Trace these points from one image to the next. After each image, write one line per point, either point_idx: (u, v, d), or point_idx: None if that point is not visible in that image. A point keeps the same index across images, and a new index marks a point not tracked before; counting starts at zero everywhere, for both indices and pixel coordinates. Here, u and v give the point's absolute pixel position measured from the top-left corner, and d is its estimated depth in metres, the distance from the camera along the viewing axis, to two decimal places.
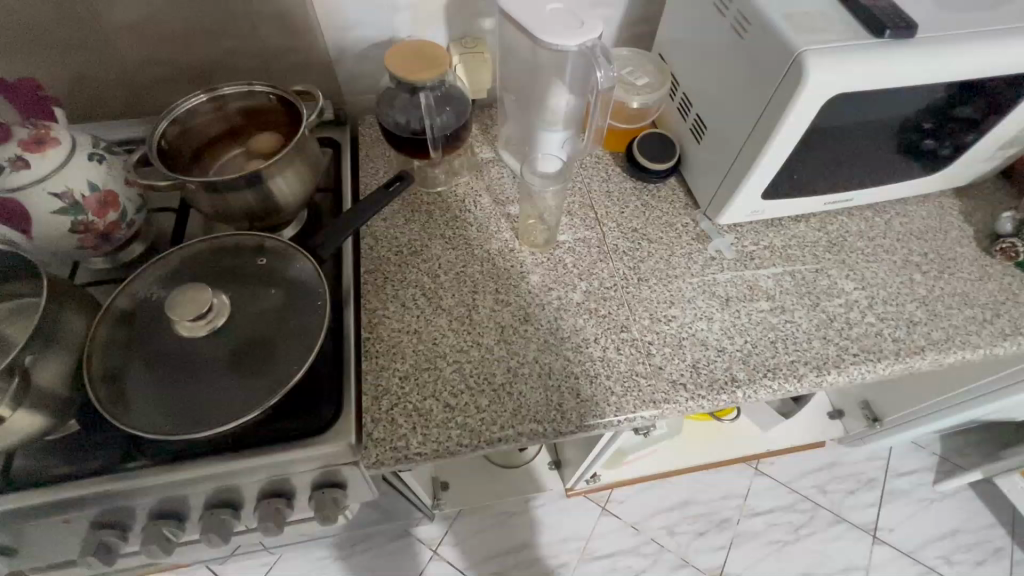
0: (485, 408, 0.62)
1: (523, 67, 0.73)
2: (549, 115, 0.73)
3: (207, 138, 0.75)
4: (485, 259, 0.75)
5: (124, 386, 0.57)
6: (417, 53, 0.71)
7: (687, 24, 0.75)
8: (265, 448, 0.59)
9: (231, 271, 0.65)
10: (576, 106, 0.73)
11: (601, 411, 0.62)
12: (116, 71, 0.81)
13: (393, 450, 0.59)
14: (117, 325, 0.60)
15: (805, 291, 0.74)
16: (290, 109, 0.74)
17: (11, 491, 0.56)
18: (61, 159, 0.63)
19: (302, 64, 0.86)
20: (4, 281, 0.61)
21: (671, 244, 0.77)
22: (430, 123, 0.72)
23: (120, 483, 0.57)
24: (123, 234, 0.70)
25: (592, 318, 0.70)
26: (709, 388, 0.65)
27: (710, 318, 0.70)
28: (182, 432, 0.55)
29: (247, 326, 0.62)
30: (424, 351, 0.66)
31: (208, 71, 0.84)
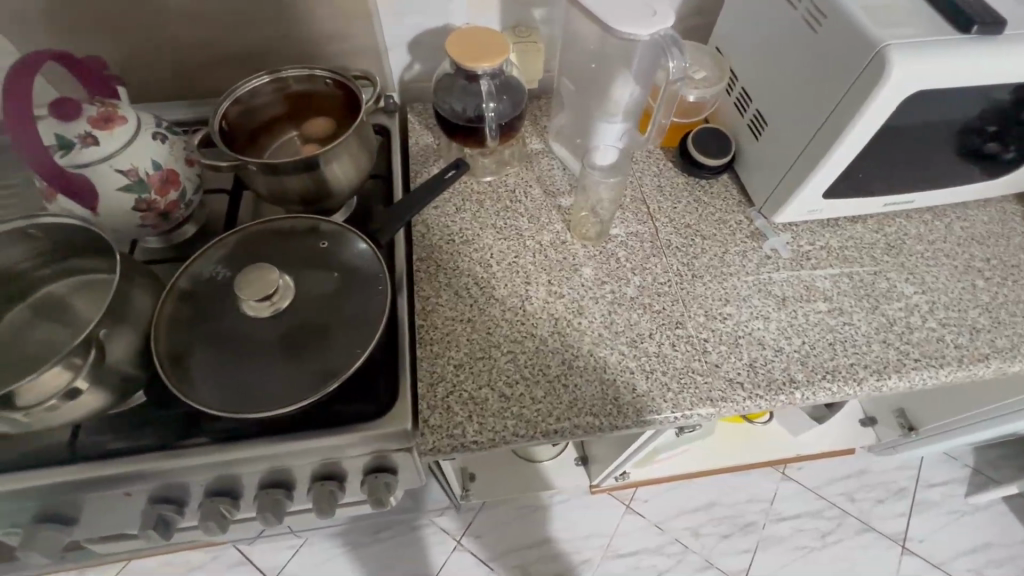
0: (541, 400, 0.62)
1: (584, 57, 0.72)
2: (611, 107, 0.73)
3: (264, 120, 0.76)
4: (537, 251, 0.74)
5: (189, 364, 0.58)
6: (478, 40, 0.70)
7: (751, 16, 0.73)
8: (324, 431, 0.59)
9: (291, 254, 0.66)
10: (638, 99, 0.72)
11: (658, 407, 0.62)
12: (174, 53, 0.81)
13: (449, 438, 0.59)
14: (181, 304, 0.61)
15: (863, 293, 0.72)
16: (348, 94, 0.74)
17: (76, 463, 0.56)
18: (127, 136, 0.64)
19: (355, 50, 0.85)
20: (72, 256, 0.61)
21: (725, 241, 0.76)
22: (487, 111, 0.71)
23: (184, 459, 0.57)
24: (181, 213, 0.71)
25: (646, 314, 0.69)
26: (767, 388, 0.64)
27: (766, 318, 0.69)
28: (246, 412, 0.56)
29: (307, 309, 0.62)
30: (479, 340, 0.66)
31: (261, 55, 0.84)
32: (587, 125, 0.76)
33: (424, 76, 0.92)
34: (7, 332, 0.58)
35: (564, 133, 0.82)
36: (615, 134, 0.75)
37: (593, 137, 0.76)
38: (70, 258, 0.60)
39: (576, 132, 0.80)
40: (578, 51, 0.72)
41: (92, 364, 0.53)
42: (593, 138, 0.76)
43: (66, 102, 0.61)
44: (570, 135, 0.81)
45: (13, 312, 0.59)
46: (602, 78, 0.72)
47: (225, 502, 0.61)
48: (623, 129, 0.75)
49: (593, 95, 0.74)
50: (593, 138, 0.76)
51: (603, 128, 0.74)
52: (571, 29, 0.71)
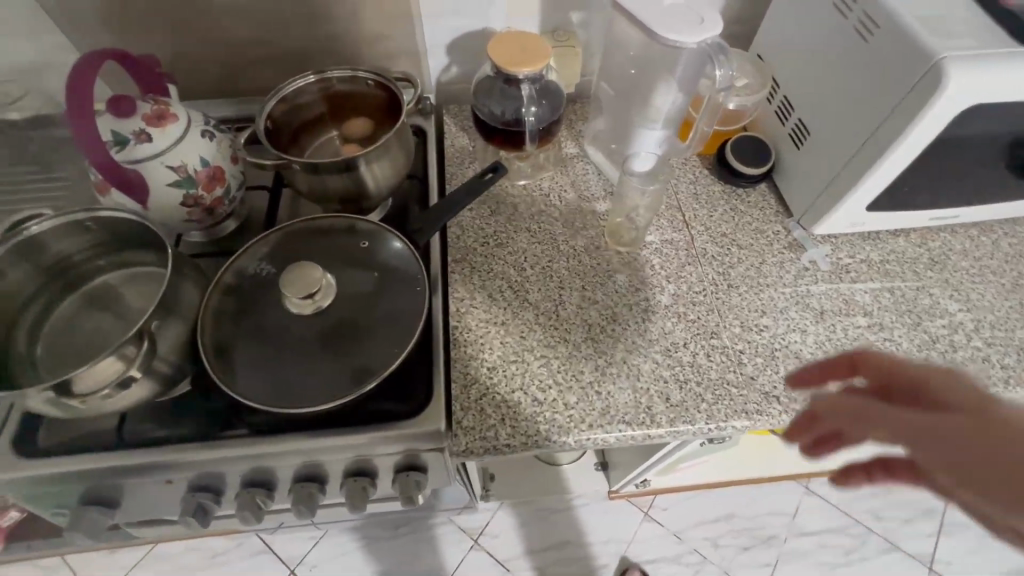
0: (573, 406, 0.62)
1: (624, 63, 0.72)
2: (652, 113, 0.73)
3: (306, 119, 0.77)
4: (571, 256, 0.74)
5: (233, 358, 0.59)
6: (520, 43, 0.71)
7: (797, 24, 0.72)
8: (360, 428, 0.60)
9: (331, 252, 0.67)
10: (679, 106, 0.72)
11: (692, 418, 0.61)
12: (222, 52, 0.83)
13: (482, 440, 0.59)
14: (226, 298, 0.63)
15: (905, 309, 0.71)
16: (389, 95, 0.75)
17: (123, 449, 0.58)
18: (178, 133, 0.65)
19: (396, 51, 0.87)
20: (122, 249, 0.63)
21: (762, 251, 0.75)
22: (527, 114, 0.72)
23: (225, 449, 0.59)
24: (226, 209, 0.72)
25: (681, 323, 0.68)
26: (804, 403, 0.63)
27: (803, 331, 0.68)
28: (287, 408, 0.57)
29: (346, 308, 0.63)
30: (512, 344, 0.66)
31: (303, 55, 0.85)
32: (626, 131, 0.76)
33: (461, 79, 0.93)
34: (60, 321, 0.60)
35: (600, 139, 0.82)
36: (655, 138, 0.75)
37: (632, 143, 0.77)
38: (122, 251, 0.62)
39: (613, 138, 0.80)
40: (618, 56, 0.72)
41: (143, 354, 0.55)
42: (633, 143, 0.77)
43: (122, 100, 0.63)
44: (607, 140, 0.81)
45: (67, 300, 0.61)
46: (642, 84, 0.71)
47: (261, 493, 0.63)
48: (664, 133, 0.75)
49: (633, 101, 0.73)
50: (633, 144, 0.77)
51: (644, 133, 0.74)
52: (612, 34, 0.71)
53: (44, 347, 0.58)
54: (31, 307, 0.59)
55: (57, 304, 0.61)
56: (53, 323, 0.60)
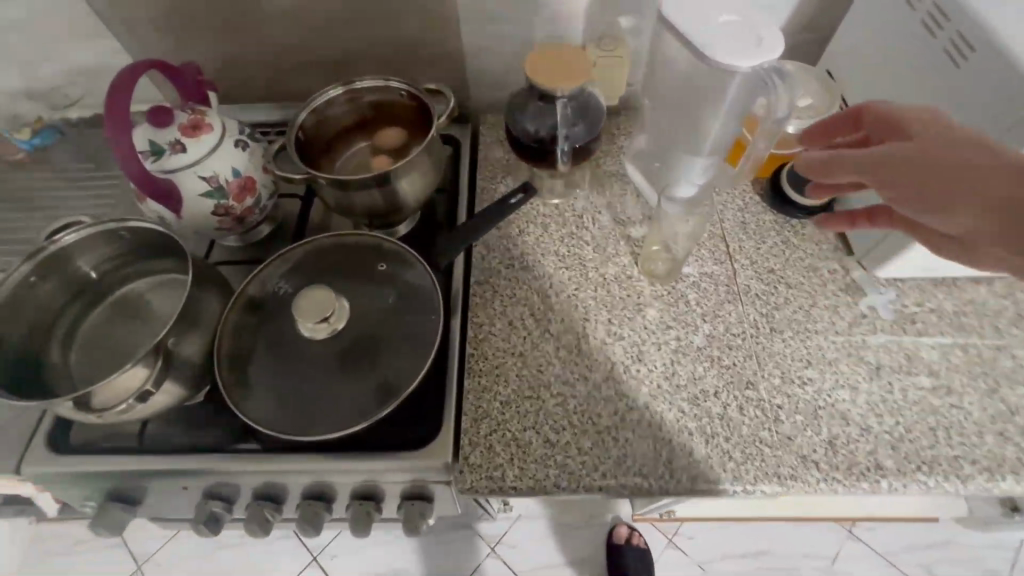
0: (587, 452, 0.58)
1: (671, 81, 0.67)
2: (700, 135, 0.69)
3: (338, 130, 0.76)
4: (599, 284, 0.70)
5: (249, 375, 0.60)
6: (558, 57, 0.67)
7: (879, 38, 0.64)
8: (367, 454, 0.59)
9: (352, 272, 0.66)
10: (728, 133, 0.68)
11: (715, 477, 0.56)
12: (264, 57, 0.83)
13: (488, 479, 0.57)
14: (247, 313, 0.63)
15: (980, 371, 0.62)
16: (422, 107, 0.73)
17: (143, 454, 0.60)
18: (212, 143, 0.66)
19: (435, 57, 0.84)
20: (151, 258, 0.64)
21: (813, 292, 0.68)
22: (563, 133, 0.68)
23: (237, 462, 0.60)
24: (256, 217, 0.73)
25: (714, 368, 0.63)
26: (846, 473, 0.56)
27: (854, 388, 0.61)
28: (293, 435, 0.56)
29: (361, 332, 0.62)
30: (528, 377, 0.63)
31: (342, 61, 0.84)
32: (671, 152, 0.72)
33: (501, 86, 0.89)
34: (89, 329, 0.62)
35: (642, 158, 0.77)
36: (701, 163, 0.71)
37: (677, 165, 0.72)
38: (152, 259, 0.63)
39: (655, 159, 0.75)
40: (665, 73, 0.67)
41: (159, 370, 0.55)
42: (677, 166, 0.72)
43: (161, 111, 0.64)
44: (649, 161, 0.76)
45: (96, 310, 0.63)
46: (693, 103, 0.66)
47: (269, 507, 0.63)
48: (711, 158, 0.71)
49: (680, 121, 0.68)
50: (676, 167, 0.72)
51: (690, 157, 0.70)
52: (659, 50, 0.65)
53: (76, 355, 0.60)
54: (65, 315, 0.61)
55: (90, 313, 0.63)
56: (86, 331, 0.62)
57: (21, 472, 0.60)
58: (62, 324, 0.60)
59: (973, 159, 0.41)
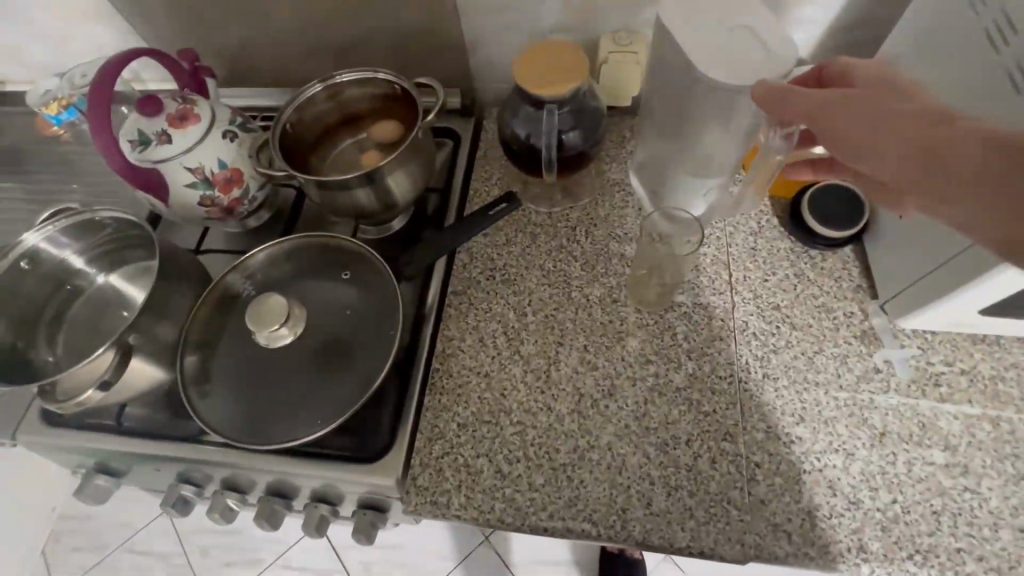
0: (538, 488, 0.55)
1: (667, 89, 0.60)
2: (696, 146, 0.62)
3: (328, 125, 0.74)
4: (581, 307, 0.65)
5: (213, 374, 0.61)
6: (552, 58, 0.61)
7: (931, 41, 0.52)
8: (319, 463, 0.59)
9: (323, 276, 0.66)
10: (734, 144, 0.61)
11: (670, 535, 0.52)
12: (267, 42, 0.81)
13: (432, 504, 0.56)
14: (221, 312, 0.64)
15: (1009, 452, 0.53)
16: (413, 103, 0.70)
17: (118, 436, 0.63)
18: (199, 134, 0.66)
19: (439, 47, 0.79)
20: (126, 250, 0.68)
21: (821, 337, 0.60)
22: (550, 140, 0.62)
23: (200, 454, 0.61)
24: (246, 208, 0.73)
25: (691, 413, 0.57)
26: (821, 551, 0.50)
27: (849, 455, 0.54)
28: (244, 442, 0.57)
29: (325, 339, 0.62)
30: (489, 400, 0.61)
31: (346, 50, 0.81)
32: (669, 162, 0.66)
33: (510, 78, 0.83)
34: (71, 320, 0.66)
35: (643, 169, 0.71)
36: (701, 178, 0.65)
37: (674, 179, 0.66)
38: (127, 250, 0.67)
39: (655, 172, 0.68)
40: (664, 80, 0.59)
41: (115, 364, 0.58)
42: (672, 178, 0.66)
43: (151, 100, 0.65)
44: (649, 173, 0.70)
45: (76, 303, 0.67)
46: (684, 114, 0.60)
47: (233, 497, 0.66)
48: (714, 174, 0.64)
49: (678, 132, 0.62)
50: (672, 179, 0.66)
51: (685, 169, 0.64)
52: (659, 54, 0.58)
53: (58, 342, 0.64)
54: (49, 305, 0.65)
55: (75, 303, 0.67)
56: (69, 320, 0.66)
57: (15, 439, 0.65)
58: (47, 313, 0.65)
59: (912, 110, 0.39)
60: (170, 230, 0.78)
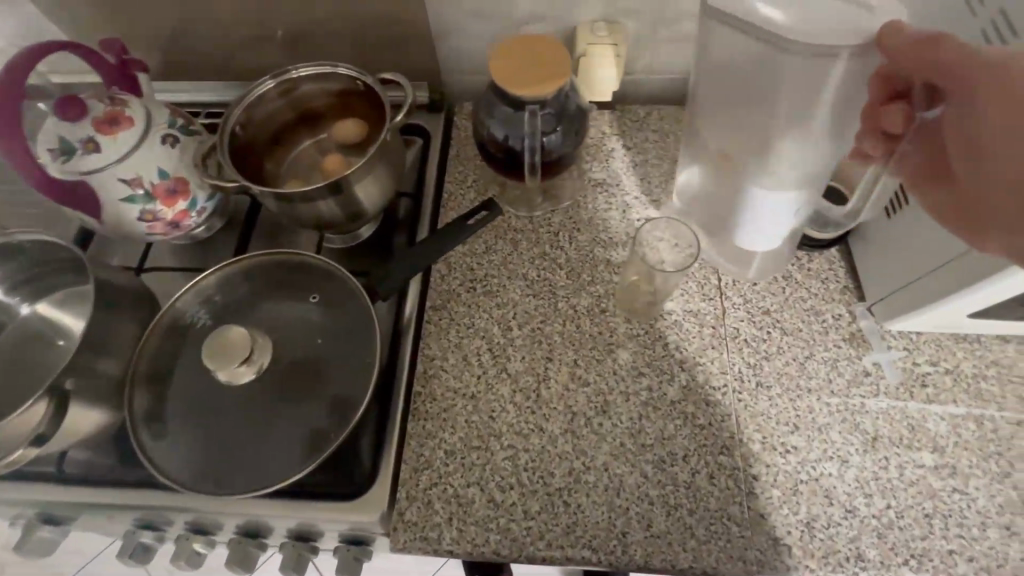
0: (535, 516, 0.53)
1: (727, 86, 0.50)
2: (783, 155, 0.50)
3: (282, 125, 0.67)
4: (569, 318, 0.62)
5: (167, 413, 0.55)
6: (531, 53, 0.56)
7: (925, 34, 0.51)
8: (295, 503, 0.55)
9: (287, 299, 0.60)
10: (832, 145, 0.49)
11: (672, 556, 0.51)
12: (207, 31, 0.73)
13: (423, 541, 0.52)
14: (172, 342, 0.58)
15: (993, 451, 0.54)
16: (378, 101, 0.64)
17: (61, 485, 0.56)
18: (133, 141, 0.58)
19: (402, 37, 0.72)
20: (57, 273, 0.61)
21: (811, 340, 0.60)
22: (533, 143, 0.59)
23: (158, 500, 0.55)
24: (194, 221, 0.65)
25: (687, 426, 0.56)
26: (821, 562, 0.50)
27: (844, 461, 0.54)
28: (208, 491, 0.52)
29: (293, 370, 0.57)
30: (477, 424, 0.57)
31: (299, 39, 0.74)
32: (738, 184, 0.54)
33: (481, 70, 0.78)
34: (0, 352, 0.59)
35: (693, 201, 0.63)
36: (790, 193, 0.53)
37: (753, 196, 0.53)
38: (56, 273, 0.61)
39: (718, 201, 0.58)
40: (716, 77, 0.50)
41: (52, 412, 0.52)
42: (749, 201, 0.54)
43: (74, 103, 0.56)
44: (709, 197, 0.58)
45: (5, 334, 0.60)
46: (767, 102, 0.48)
47: (201, 540, 0.60)
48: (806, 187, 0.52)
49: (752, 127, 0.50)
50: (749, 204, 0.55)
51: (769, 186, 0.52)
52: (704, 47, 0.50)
53: None
54: None
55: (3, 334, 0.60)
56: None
57: None
58: None
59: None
60: (108, 246, 0.70)
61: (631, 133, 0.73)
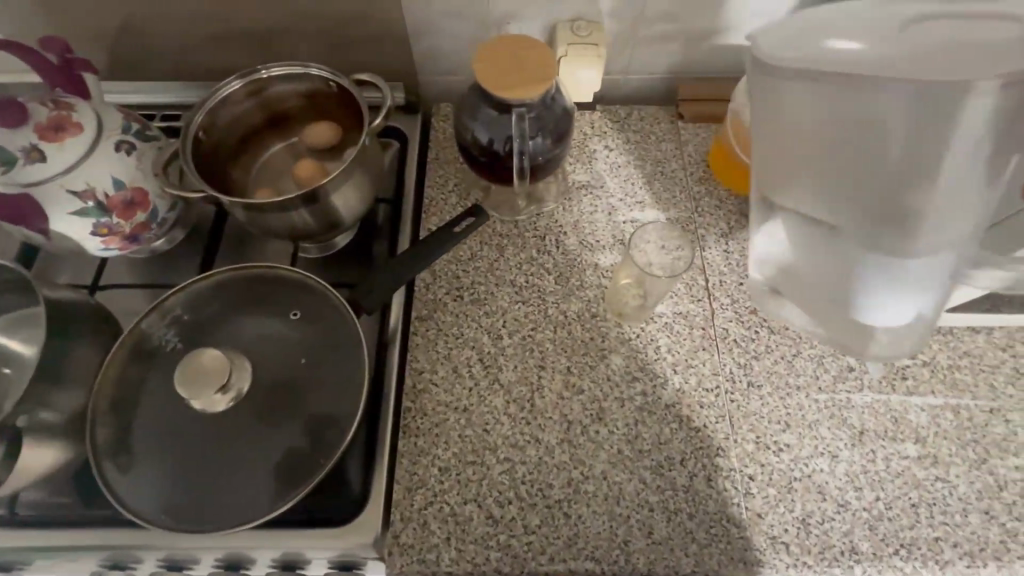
0: (535, 530, 0.51)
1: (819, 130, 0.46)
2: (926, 203, 0.43)
3: (249, 129, 0.63)
4: (560, 323, 0.61)
5: (133, 445, 0.51)
6: (516, 54, 0.54)
7: None
8: (281, 531, 0.51)
9: (262, 317, 0.56)
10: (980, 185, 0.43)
11: (675, 562, 0.50)
12: (163, 28, 0.67)
13: (420, 564, 0.50)
14: (137, 367, 0.53)
15: (969, 438, 0.56)
16: (353, 102, 0.61)
17: (13, 529, 0.51)
18: (83, 149, 0.53)
19: (375, 35, 0.69)
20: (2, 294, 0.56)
21: (798, 339, 0.60)
22: (521, 147, 0.58)
23: (125, 541, 0.50)
24: (155, 233, 0.61)
25: (683, 430, 0.56)
26: (818, 558, 0.51)
27: (833, 457, 0.55)
28: (184, 528, 0.48)
29: (271, 393, 0.53)
30: (472, 438, 0.55)
31: (265, 37, 0.69)
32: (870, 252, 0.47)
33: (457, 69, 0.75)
34: None
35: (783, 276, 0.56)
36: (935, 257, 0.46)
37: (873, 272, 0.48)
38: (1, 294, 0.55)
39: (833, 273, 0.51)
40: (809, 123, 0.46)
41: None
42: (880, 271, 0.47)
43: (11, 107, 0.51)
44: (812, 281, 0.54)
45: None
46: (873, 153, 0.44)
47: None
48: (942, 249, 0.45)
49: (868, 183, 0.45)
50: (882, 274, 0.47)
51: (890, 250, 0.46)
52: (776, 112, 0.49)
53: None
54: None
55: None
56: None
57: None
58: None
59: None
60: (56, 262, 0.64)
61: (612, 133, 0.72)
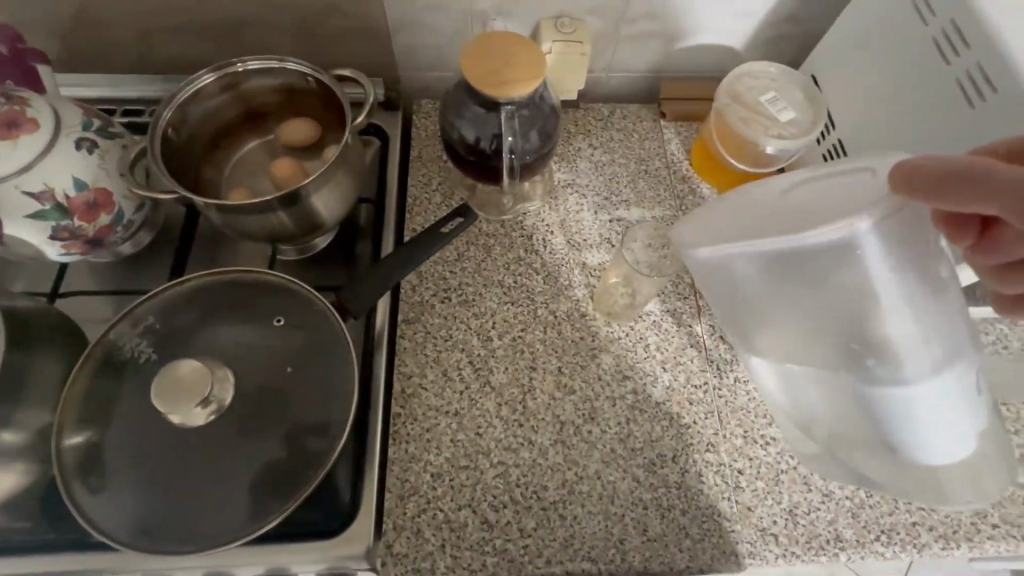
0: (531, 534, 0.51)
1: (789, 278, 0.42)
2: (894, 339, 0.38)
3: (222, 127, 0.60)
4: (550, 324, 0.61)
5: (105, 462, 0.48)
6: (504, 50, 0.53)
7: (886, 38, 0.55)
8: (267, 547, 0.49)
9: (241, 325, 0.53)
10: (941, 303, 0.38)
11: (669, 558, 0.51)
12: (123, 18, 0.63)
13: (415, 573, 0.49)
14: (106, 380, 0.50)
15: None
16: (333, 99, 0.59)
17: None
18: (39, 147, 0.49)
19: (353, 29, 0.67)
20: None
21: None
22: (511, 145, 0.57)
23: (99, 564, 0.48)
24: (119, 236, 0.57)
25: (673, 427, 0.56)
26: (805, 547, 0.52)
27: None
28: (161, 550, 0.45)
29: (252, 404, 0.50)
30: (464, 443, 0.54)
31: (236, 30, 0.66)
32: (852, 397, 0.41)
33: None
34: None
35: (799, 436, 0.50)
36: (929, 383, 0.37)
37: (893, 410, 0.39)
38: None
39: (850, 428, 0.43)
40: (769, 288, 0.44)
41: None
42: (878, 412, 0.40)
43: None
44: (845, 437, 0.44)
45: None
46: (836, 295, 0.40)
47: None
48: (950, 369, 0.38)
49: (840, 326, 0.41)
50: (880, 420, 0.40)
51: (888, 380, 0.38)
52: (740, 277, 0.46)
53: None
54: None
55: None
56: None
57: None
58: None
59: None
60: (11, 269, 0.60)
61: (596, 131, 0.72)
